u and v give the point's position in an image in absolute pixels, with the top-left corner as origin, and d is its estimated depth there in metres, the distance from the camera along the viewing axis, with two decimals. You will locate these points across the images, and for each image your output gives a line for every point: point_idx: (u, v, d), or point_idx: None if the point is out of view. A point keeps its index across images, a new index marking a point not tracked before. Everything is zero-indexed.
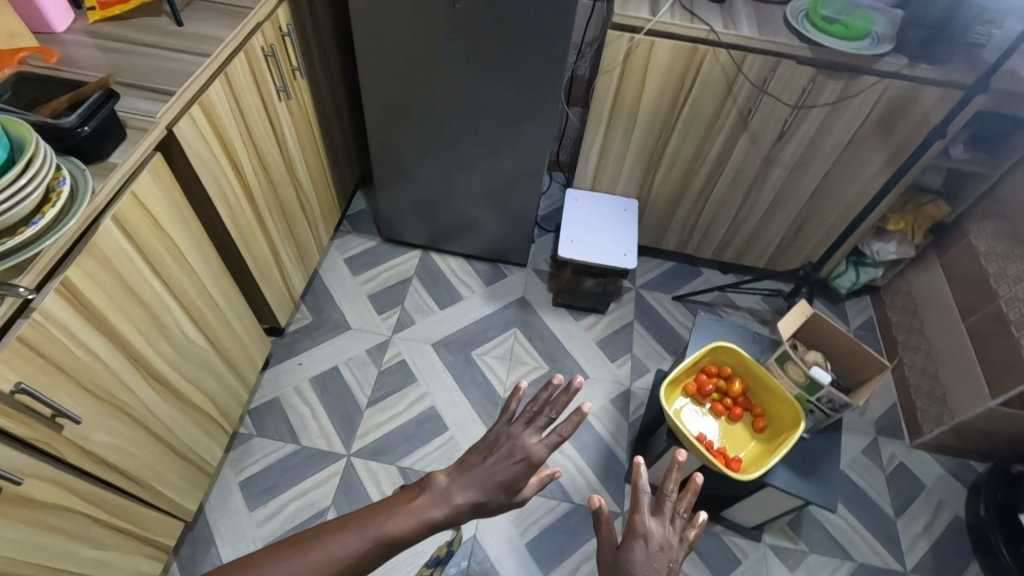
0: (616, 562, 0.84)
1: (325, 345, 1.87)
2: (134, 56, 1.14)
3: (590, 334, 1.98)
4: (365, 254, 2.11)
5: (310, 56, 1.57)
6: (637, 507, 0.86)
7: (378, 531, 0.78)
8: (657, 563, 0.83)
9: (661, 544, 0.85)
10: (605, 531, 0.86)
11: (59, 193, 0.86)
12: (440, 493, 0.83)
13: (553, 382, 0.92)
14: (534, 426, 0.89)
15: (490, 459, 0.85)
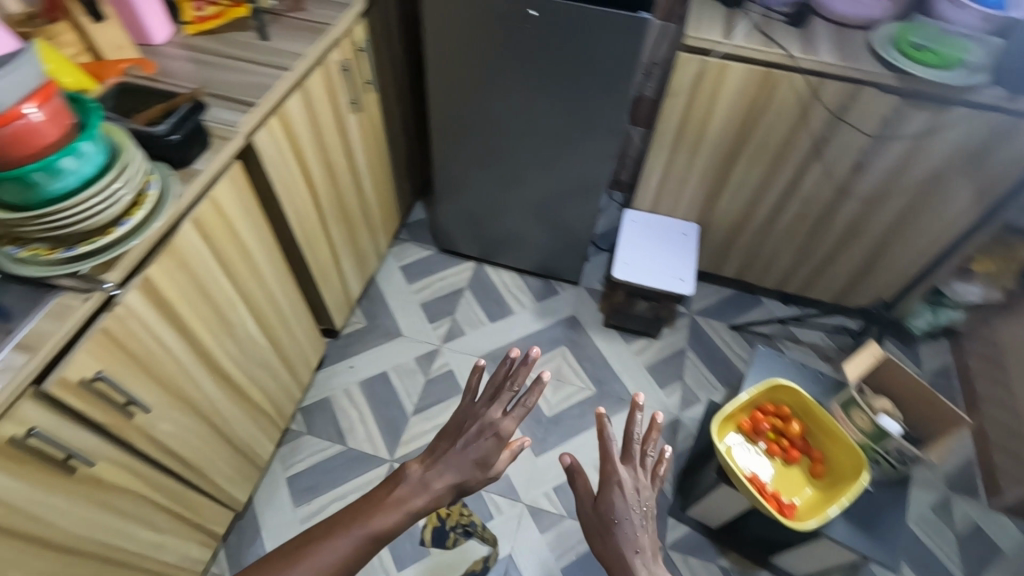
0: (599, 514, 0.92)
1: (376, 349, 1.91)
2: (222, 68, 1.21)
3: (640, 359, 1.94)
4: (420, 263, 2.15)
5: (382, 70, 1.62)
6: (606, 457, 0.93)
7: (364, 530, 0.82)
8: (634, 507, 0.91)
9: (634, 487, 0.92)
10: (581, 486, 0.94)
11: (148, 196, 0.92)
12: (417, 480, 0.86)
13: (508, 356, 0.93)
14: (497, 401, 0.90)
15: (462, 437, 0.89)
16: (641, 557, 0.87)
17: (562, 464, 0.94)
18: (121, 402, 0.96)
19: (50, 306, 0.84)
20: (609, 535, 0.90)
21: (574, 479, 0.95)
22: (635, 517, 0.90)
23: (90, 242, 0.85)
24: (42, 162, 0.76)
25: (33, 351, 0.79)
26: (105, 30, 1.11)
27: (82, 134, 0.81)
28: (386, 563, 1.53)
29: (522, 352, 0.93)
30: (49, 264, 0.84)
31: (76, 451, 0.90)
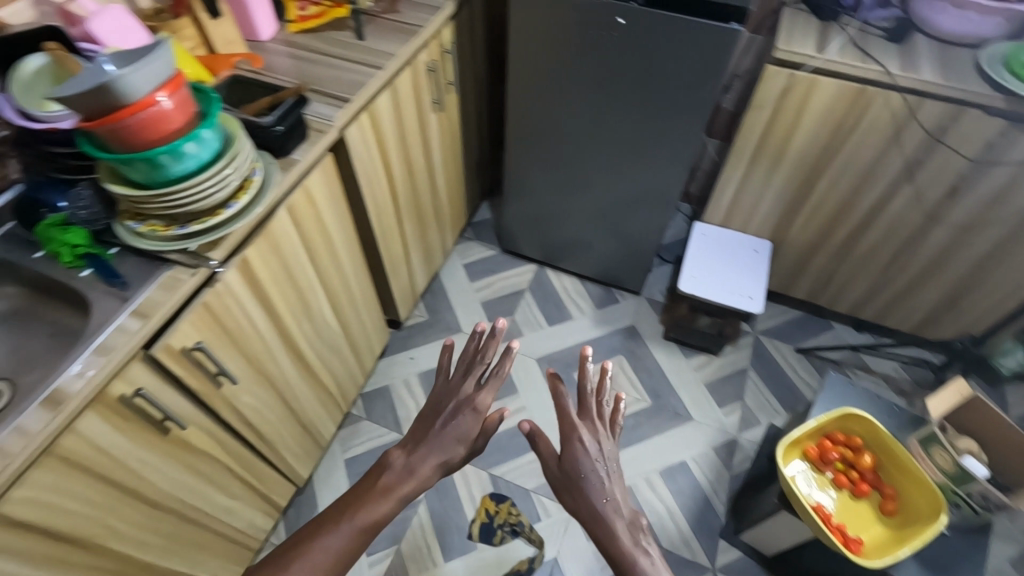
0: (565, 472, 0.97)
1: (436, 343, 1.96)
2: (320, 65, 1.28)
3: (699, 375, 1.90)
4: (483, 262, 2.18)
5: (464, 72, 1.66)
6: (563, 416, 1.00)
7: (358, 520, 0.89)
8: (597, 458, 0.97)
9: (595, 442, 0.98)
10: (545, 450, 0.99)
11: (252, 182, 0.98)
12: (400, 467, 0.94)
13: (477, 331, 1.03)
14: (471, 375, 1.01)
15: (442, 415, 0.98)
16: (611, 504, 0.93)
17: (522, 432, 0.99)
18: (214, 371, 1.03)
19: (161, 277, 0.91)
20: (577, 491, 0.95)
21: (534, 443, 1.00)
22: (599, 468, 0.96)
23: (200, 222, 0.92)
24: (168, 146, 0.83)
25: (146, 318, 0.86)
26: (220, 26, 1.20)
27: (204, 122, 0.88)
28: (434, 552, 1.55)
29: (486, 326, 1.03)
30: (164, 239, 0.92)
31: (171, 414, 0.97)
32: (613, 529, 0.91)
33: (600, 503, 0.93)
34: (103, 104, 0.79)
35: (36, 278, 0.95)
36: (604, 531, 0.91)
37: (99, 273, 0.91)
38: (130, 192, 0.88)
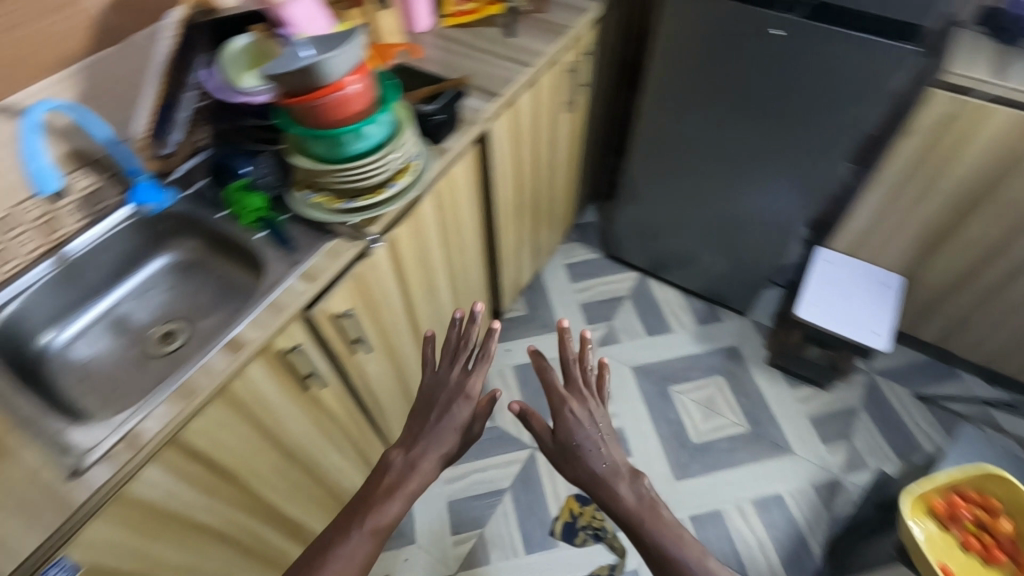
0: (560, 444, 0.96)
1: (533, 339, 1.98)
2: (471, 59, 1.33)
3: (803, 407, 1.81)
4: (585, 265, 2.18)
5: (597, 74, 1.67)
6: (551, 389, 0.99)
7: (369, 524, 0.84)
8: (589, 423, 0.96)
9: (585, 410, 0.98)
10: (538, 426, 0.97)
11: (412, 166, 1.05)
12: (399, 464, 0.90)
13: (454, 318, 0.99)
14: (458, 362, 0.98)
15: (435, 406, 0.95)
16: (612, 467, 0.92)
17: (513, 414, 0.97)
18: (354, 339, 1.10)
19: (325, 246, 0.98)
20: (574, 461, 0.94)
21: (523, 416, 0.98)
22: (592, 433, 0.95)
23: (365, 199, 1.00)
24: (354, 127, 0.90)
25: (313, 281, 0.94)
26: (387, 17, 1.27)
27: (383, 107, 0.95)
28: (516, 542, 1.58)
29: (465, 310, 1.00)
30: (332, 211, 1.00)
31: (315, 373, 1.05)
32: (612, 485, 0.90)
33: (595, 464, 0.92)
34: (305, 85, 0.86)
35: (216, 234, 1.05)
36: (609, 496, 0.90)
37: (272, 237, 1.00)
38: (311, 165, 0.96)
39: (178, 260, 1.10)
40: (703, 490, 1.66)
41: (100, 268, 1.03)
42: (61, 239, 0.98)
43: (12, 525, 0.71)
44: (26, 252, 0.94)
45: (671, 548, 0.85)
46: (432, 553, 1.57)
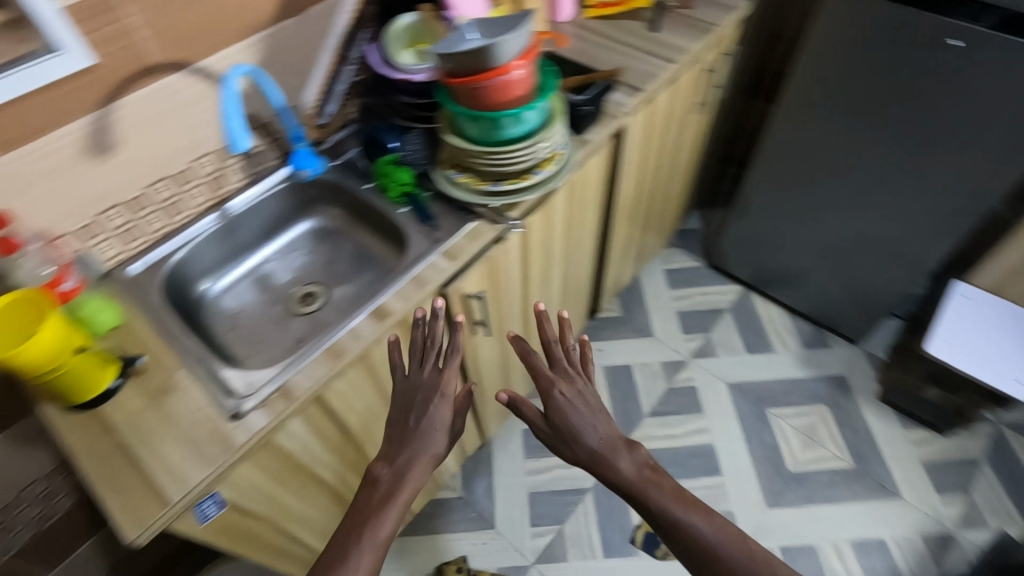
0: (555, 427, 0.87)
1: (626, 341, 1.94)
2: (614, 51, 1.30)
3: (916, 451, 1.68)
4: (685, 272, 2.11)
5: (732, 75, 1.60)
6: (537, 373, 0.88)
7: (369, 539, 0.72)
8: (581, 402, 0.87)
9: (574, 389, 0.88)
10: (529, 414, 0.88)
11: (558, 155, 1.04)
12: (388, 475, 0.77)
13: (417, 315, 0.87)
14: (427, 361, 0.84)
15: (413, 409, 0.81)
16: (609, 442, 0.85)
17: (501, 405, 0.87)
18: (476, 321, 1.11)
19: (467, 227, 1.00)
20: (570, 445, 0.86)
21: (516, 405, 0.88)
22: (586, 411, 0.86)
23: (511, 183, 0.99)
24: (516, 109, 0.91)
25: (454, 260, 0.96)
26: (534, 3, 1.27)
27: (545, 93, 0.95)
28: (594, 544, 1.56)
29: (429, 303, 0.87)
30: (477, 192, 1.00)
31: (439, 349, 1.07)
32: (615, 455, 0.84)
33: (592, 442, 0.84)
34: (475, 64, 0.87)
35: (361, 204, 1.09)
36: (611, 473, 0.83)
37: (416, 213, 1.03)
38: (465, 146, 0.96)
39: (320, 226, 1.16)
40: (796, 522, 1.58)
41: (254, 226, 1.09)
42: (225, 195, 1.06)
43: (181, 455, 0.77)
44: (197, 204, 1.02)
45: (679, 514, 0.80)
46: (510, 540, 1.58)
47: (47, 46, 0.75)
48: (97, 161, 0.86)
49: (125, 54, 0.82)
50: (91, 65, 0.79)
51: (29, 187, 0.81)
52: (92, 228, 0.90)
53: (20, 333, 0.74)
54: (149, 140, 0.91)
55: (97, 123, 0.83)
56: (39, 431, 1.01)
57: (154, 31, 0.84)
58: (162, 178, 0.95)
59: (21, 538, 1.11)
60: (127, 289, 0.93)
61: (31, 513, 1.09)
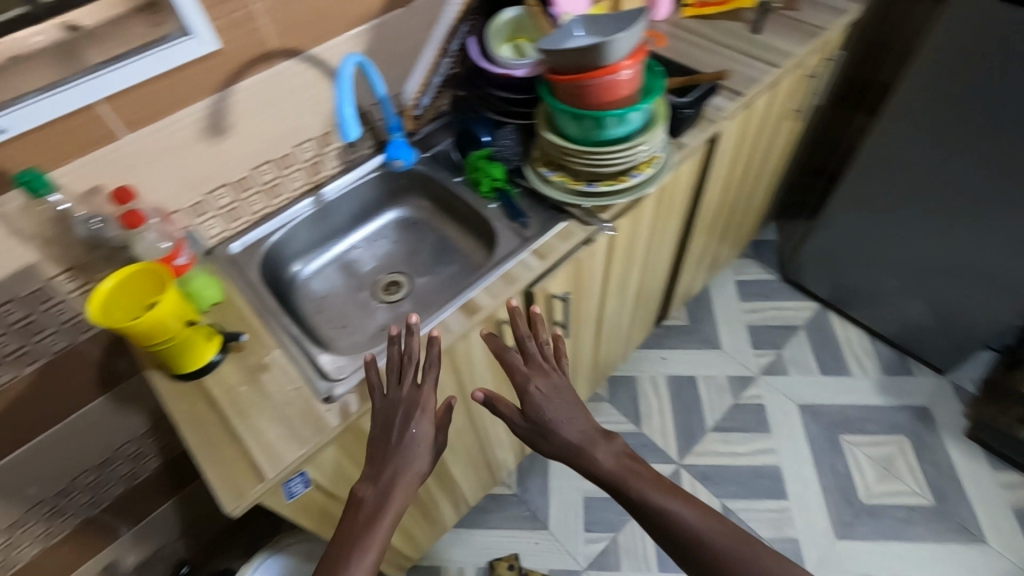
0: (532, 422, 0.83)
1: (692, 352, 1.89)
2: (714, 53, 1.25)
3: (1006, 495, 1.56)
4: (757, 284, 2.03)
5: (831, 83, 1.51)
6: (513, 369, 0.84)
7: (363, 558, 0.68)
8: (558, 395, 0.83)
9: (549, 383, 0.84)
10: (506, 413, 0.84)
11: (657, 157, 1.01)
12: (374, 493, 0.72)
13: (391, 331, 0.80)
14: (405, 377, 0.78)
15: (395, 424, 0.76)
16: (586, 433, 0.81)
17: (478, 403, 0.83)
18: (556, 322, 1.09)
19: (559, 227, 0.98)
20: (548, 440, 0.82)
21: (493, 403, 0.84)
22: (564, 403, 0.82)
23: (607, 184, 0.97)
24: (622, 110, 0.88)
25: (544, 259, 0.95)
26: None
27: (652, 93, 0.91)
28: (649, 556, 1.53)
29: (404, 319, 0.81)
30: (571, 192, 0.98)
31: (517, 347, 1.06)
32: (595, 444, 0.80)
33: (569, 434, 0.81)
34: (586, 63, 0.85)
35: (450, 197, 1.09)
36: (590, 466, 0.80)
37: (507, 208, 1.02)
38: (563, 144, 0.95)
39: (407, 216, 1.17)
40: (867, 557, 1.50)
41: (344, 213, 1.11)
42: (320, 181, 1.08)
43: (276, 433, 0.79)
44: (295, 188, 1.05)
45: (659, 500, 0.76)
46: (562, 543, 1.56)
47: (180, 30, 0.78)
48: (211, 142, 0.89)
49: (247, 40, 0.84)
50: (216, 50, 0.82)
51: (151, 164, 0.84)
52: (200, 206, 0.94)
53: (140, 301, 0.79)
54: (259, 124, 0.93)
55: (215, 106, 0.86)
56: (137, 395, 1.07)
57: (274, 18, 0.85)
58: (266, 162, 0.98)
59: (112, 493, 1.18)
60: (229, 266, 0.97)
61: (122, 470, 1.16)
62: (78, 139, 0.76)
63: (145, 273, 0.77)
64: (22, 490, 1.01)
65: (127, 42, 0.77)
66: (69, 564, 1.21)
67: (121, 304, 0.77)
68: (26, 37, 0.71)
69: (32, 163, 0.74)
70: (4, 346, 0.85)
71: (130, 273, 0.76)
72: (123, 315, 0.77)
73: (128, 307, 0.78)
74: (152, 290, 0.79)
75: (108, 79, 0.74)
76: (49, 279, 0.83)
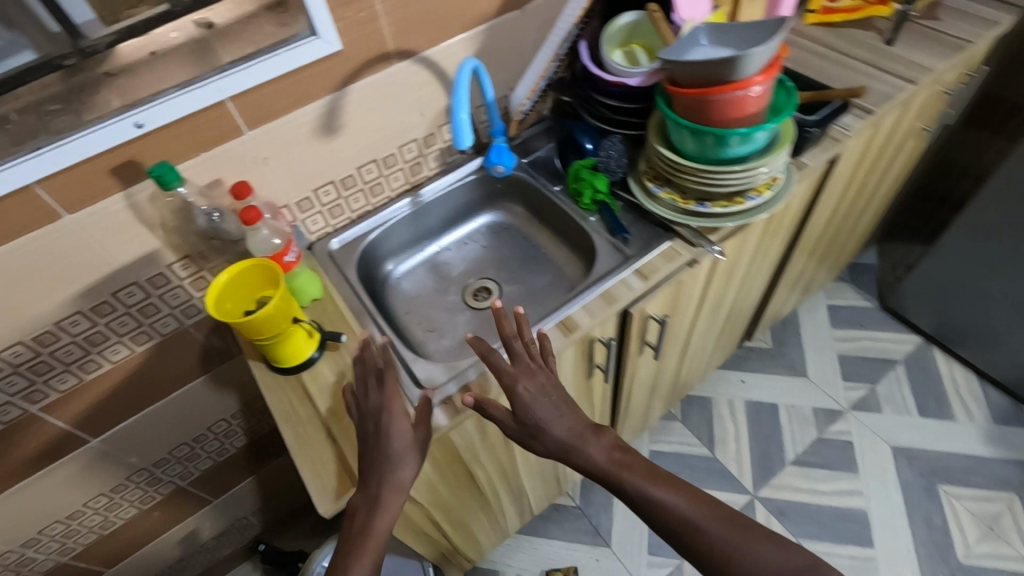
0: (522, 424, 0.76)
1: (774, 378, 1.78)
2: (841, 65, 1.15)
3: None
4: (852, 311, 1.89)
5: (966, 100, 1.37)
6: (499, 371, 0.76)
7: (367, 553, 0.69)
8: (549, 394, 0.76)
9: (538, 381, 0.76)
10: (497, 416, 0.76)
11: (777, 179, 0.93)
12: (365, 497, 0.71)
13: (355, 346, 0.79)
14: (372, 388, 0.75)
15: (370, 432, 0.73)
16: (575, 428, 0.76)
17: (468, 409, 0.74)
18: (647, 343, 1.05)
19: (664, 246, 0.93)
20: (539, 438, 0.76)
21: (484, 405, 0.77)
22: (553, 401, 0.76)
23: (720, 205, 0.91)
24: (749, 129, 0.82)
25: (646, 280, 0.90)
26: (753, 5, 1.15)
27: (782, 111, 0.84)
28: None
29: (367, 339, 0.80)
30: (680, 211, 0.93)
31: (604, 366, 1.02)
32: (586, 437, 0.76)
33: (558, 431, 0.76)
34: (715, 76, 0.79)
35: (548, 205, 1.06)
36: (582, 462, 0.76)
37: (609, 223, 0.98)
38: (678, 160, 0.89)
39: (500, 221, 1.15)
40: None
41: (439, 215, 1.11)
42: (418, 182, 1.08)
43: None
44: (394, 188, 1.05)
45: (652, 490, 0.74)
46: (624, 563, 1.52)
47: (307, 30, 0.79)
48: (323, 141, 0.90)
49: (367, 41, 0.84)
50: (339, 51, 0.82)
51: (267, 161, 0.86)
52: (306, 203, 0.95)
53: (251, 294, 0.82)
54: (369, 124, 0.93)
55: (330, 105, 0.87)
56: (232, 377, 1.11)
57: (394, 20, 0.84)
58: (370, 161, 0.98)
59: (201, 466, 1.24)
60: (328, 263, 0.99)
61: (211, 446, 1.21)
62: (206, 134, 0.78)
63: (259, 268, 0.79)
64: (125, 458, 1.08)
65: (258, 41, 0.78)
66: (158, 527, 1.28)
67: (234, 295, 0.80)
68: (164, 34, 0.73)
69: (163, 156, 0.77)
70: (122, 325, 0.89)
71: (245, 267, 0.79)
72: (235, 307, 0.80)
73: (240, 299, 0.81)
74: (263, 284, 0.82)
75: (238, 78, 0.76)
76: (166, 265, 0.87)
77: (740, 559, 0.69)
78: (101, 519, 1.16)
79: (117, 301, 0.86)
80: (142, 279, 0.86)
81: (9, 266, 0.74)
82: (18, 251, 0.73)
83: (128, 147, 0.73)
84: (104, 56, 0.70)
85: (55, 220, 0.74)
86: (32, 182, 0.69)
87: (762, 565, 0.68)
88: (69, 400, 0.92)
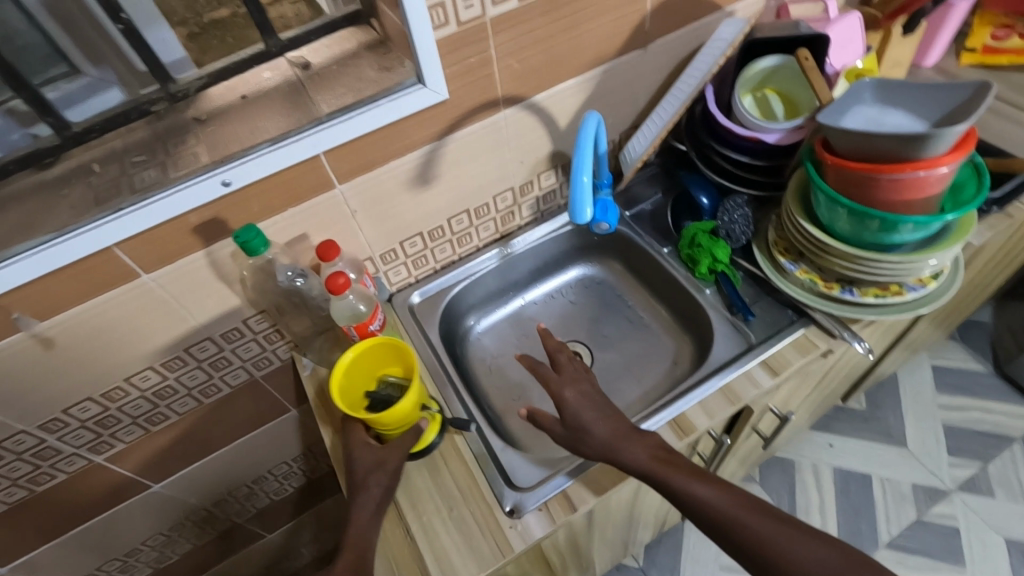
0: (569, 430, 0.69)
1: (868, 445, 1.61)
2: (1008, 121, 0.98)
3: None
4: (960, 375, 1.69)
5: None
6: (546, 379, 0.72)
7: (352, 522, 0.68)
8: (594, 405, 0.70)
9: (581, 391, 0.71)
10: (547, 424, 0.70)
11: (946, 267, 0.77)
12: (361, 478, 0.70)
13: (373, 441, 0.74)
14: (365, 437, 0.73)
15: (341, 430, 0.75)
16: (614, 423, 0.68)
17: (524, 418, 0.71)
18: (757, 430, 0.92)
19: (796, 335, 0.80)
20: (583, 444, 0.68)
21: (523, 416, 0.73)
22: (601, 409, 0.69)
23: (873, 295, 0.76)
24: (929, 218, 0.67)
25: (775, 375, 0.77)
26: (900, 45, 0.99)
27: (975, 196, 0.69)
28: None
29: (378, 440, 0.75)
30: (820, 296, 0.79)
31: (706, 456, 0.90)
32: (631, 436, 0.67)
33: (599, 432, 0.67)
34: (893, 152, 0.65)
35: (652, 268, 0.95)
36: (624, 463, 0.66)
37: (728, 298, 0.85)
38: (824, 240, 0.75)
39: (594, 274, 1.04)
40: None
41: (527, 267, 1.01)
42: (509, 231, 0.98)
43: (454, 540, 0.70)
44: (483, 237, 0.96)
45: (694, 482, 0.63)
46: None
47: (412, 77, 0.70)
48: (416, 192, 0.81)
49: (477, 87, 0.74)
50: (445, 99, 0.72)
51: (356, 213, 0.78)
52: (390, 255, 0.87)
53: (374, 374, 0.78)
54: (466, 174, 0.84)
55: (428, 155, 0.78)
56: (297, 424, 1.04)
57: (505, 65, 0.74)
58: (462, 211, 0.89)
59: (258, 505, 1.19)
60: (409, 319, 0.90)
61: (271, 486, 1.16)
62: (296, 189, 0.70)
63: (381, 345, 0.75)
64: (185, 500, 1.03)
65: (358, 87, 0.70)
66: (211, 559, 1.24)
67: (356, 377, 0.77)
68: (257, 75, 0.71)
69: (249, 213, 0.69)
70: (193, 379, 0.83)
71: (369, 344, 0.75)
72: (356, 391, 0.76)
73: (361, 381, 0.77)
74: (386, 361, 0.78)
75: (336, 130, 0.67)
76: (242, 320, 0.80)
77: (786, 555, 0.58)
78: (158, 554, 1.12)
79: (189, 356, 0.80)
80: (216, 334, 0.80)
81: (82, 326, 0.68)
82: (92, 312, 0.67)
83: (214, 204, 0.66)
84: (193, 99, 0.69)
85: (133, 280, 0.67)
86: (110, 245, 0.62)
87: (811, 562, 0.58)
88: (134, 450, 0.87)
